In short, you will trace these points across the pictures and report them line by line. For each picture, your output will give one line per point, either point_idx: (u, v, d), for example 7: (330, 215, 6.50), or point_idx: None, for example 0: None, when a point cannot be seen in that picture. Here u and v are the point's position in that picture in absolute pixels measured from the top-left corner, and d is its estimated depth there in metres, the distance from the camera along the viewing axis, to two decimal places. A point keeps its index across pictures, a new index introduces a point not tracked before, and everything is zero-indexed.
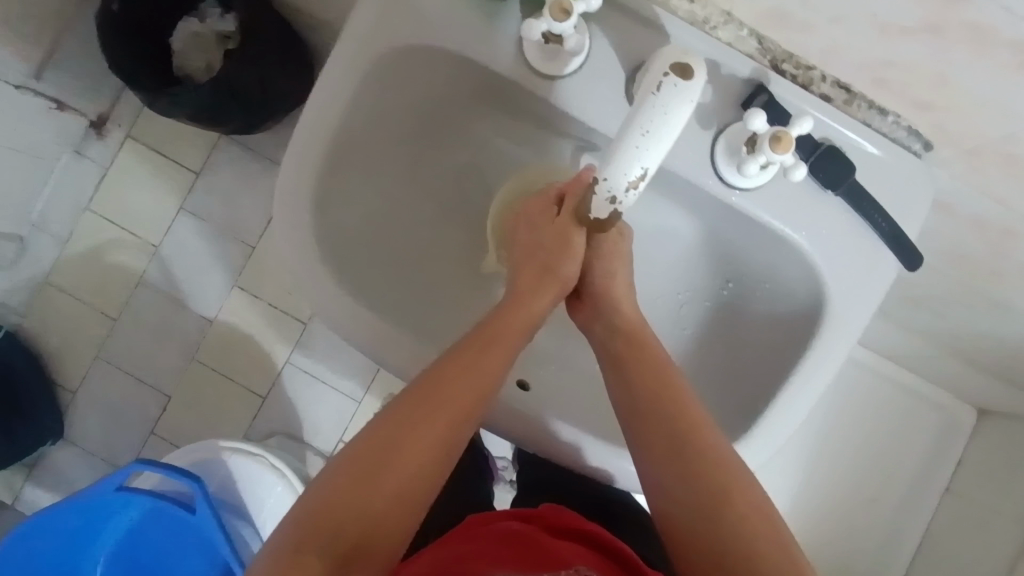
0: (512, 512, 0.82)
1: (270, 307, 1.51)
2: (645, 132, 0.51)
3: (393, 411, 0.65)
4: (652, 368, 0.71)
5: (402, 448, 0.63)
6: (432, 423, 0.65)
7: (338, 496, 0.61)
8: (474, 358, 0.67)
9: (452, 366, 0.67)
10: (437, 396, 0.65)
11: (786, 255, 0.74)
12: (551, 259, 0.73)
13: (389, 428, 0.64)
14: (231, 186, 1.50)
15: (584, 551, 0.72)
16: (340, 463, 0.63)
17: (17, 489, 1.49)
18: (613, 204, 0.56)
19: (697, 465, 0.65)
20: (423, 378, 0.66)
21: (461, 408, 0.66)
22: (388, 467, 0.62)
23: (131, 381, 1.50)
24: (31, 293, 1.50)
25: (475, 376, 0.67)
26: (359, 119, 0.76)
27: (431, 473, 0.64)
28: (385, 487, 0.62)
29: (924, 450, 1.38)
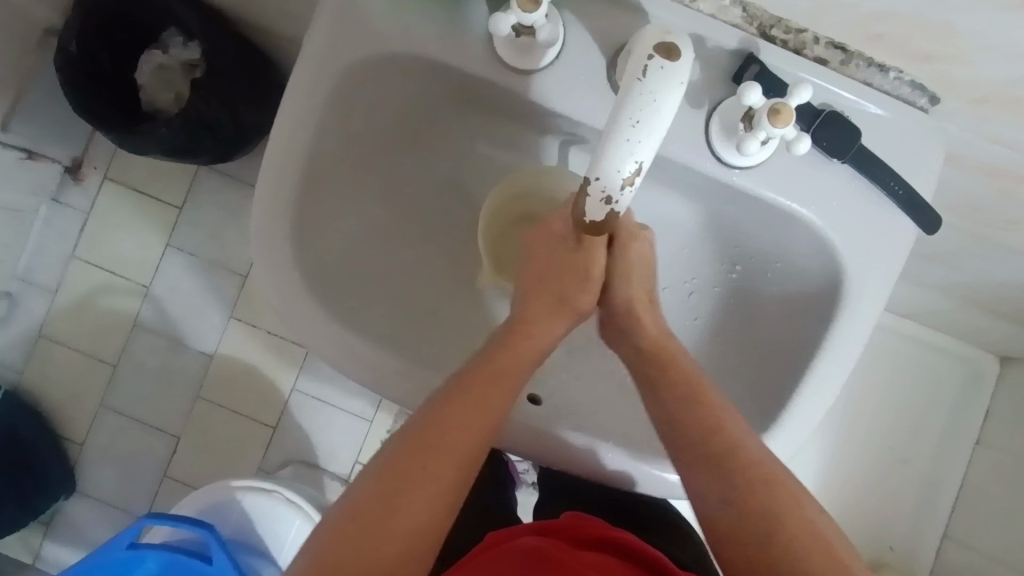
0: (533, 526, 0.78)
1: (269, 336, 1.48)
2: (635, 122, 0.47)
3: (394, 455, 0.63)
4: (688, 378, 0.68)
5: (395, 503, 0.60)
6: (442, 464, 0.62)
7: (345, 544, 0.59)
8: (475, 395, 0.64)
9: (460, 401, 0.64)
10: (438, 436, 0.63)
11: (795, 232, 0.70)
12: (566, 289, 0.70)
13: (390, 472, 0.62)
14: (216, 217, 1.47)
15: (614, 563, 0.68)
16: (337, 519, 0.61)
17: (36, 547, 1.46)
18: (609, 204, 0.51)
19: (725, 459, 0.64)
20: (422, 418, 0.64)
21: (456, 454, 0.63)
22: (381, 523, 0.60)
23: (137, 426, 1.46)
24: (27, 349, 1.47)
25: (466, 421, 0.64)
26: (329, 140, 0.72)
27: (429, 526, 0.61)
28: (382, 546, 0.59)
29: (949, 405, 1.34)
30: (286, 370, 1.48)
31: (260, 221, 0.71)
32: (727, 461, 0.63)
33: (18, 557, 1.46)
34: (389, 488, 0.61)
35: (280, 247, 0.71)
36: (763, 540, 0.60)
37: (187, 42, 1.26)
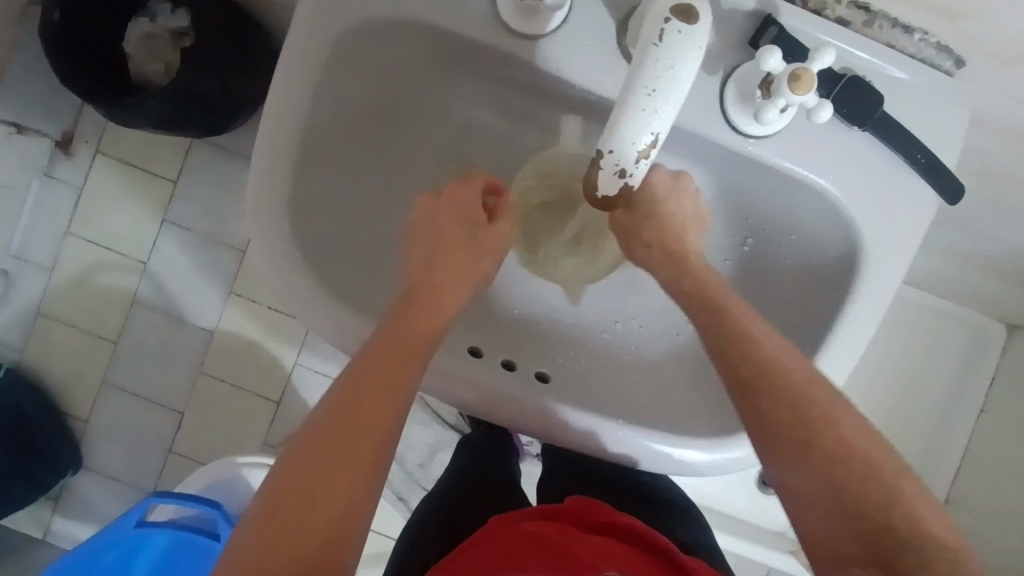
0: (541, 509, 0.77)
1: (269, 310, 1.46)
2: (651, 91, 0.44)
3: (310, 428, 0.57)
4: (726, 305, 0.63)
5: (316, 489, 0.54)
6: (361, 426, 0.57)
7: (264, 535, 0.52)
8: (391, 350, 0.61)
9: (376, 359, 0.60)
10: (356, 398, 0.58)
11: (810, 202, 0.68)
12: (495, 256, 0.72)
13: (309, 447, 0.56)
14: (211, 191, 1.44)
15: (621, 549, 0.67)
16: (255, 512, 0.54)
17: (45, 522, 1.47)
18: (622, 178, 0.50)
19: (765, 389, 0.58)
20: (337, 386, 0.59)
21: (380, 414, 0.58)
22: (300, 516, 0.52)
23: (141, 402, 1.46)
24: (26, 327, 1.45)
25: (385, 394, 0.59)
26: (324, 112, 0.69)
27: (358, 493, 0.55)
28: (304, 539, 0.52)
29: (956, 372, 1.32)
30: (287, 344, 1.47)
31: (256, 197, 0.68)
32: (766, 392, 0.58)
33: (28, 532, 1.47)
34: (309, 474, 0.54)
35: (276, 222, 0.68)
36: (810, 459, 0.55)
37: (175, 9, 1.22)
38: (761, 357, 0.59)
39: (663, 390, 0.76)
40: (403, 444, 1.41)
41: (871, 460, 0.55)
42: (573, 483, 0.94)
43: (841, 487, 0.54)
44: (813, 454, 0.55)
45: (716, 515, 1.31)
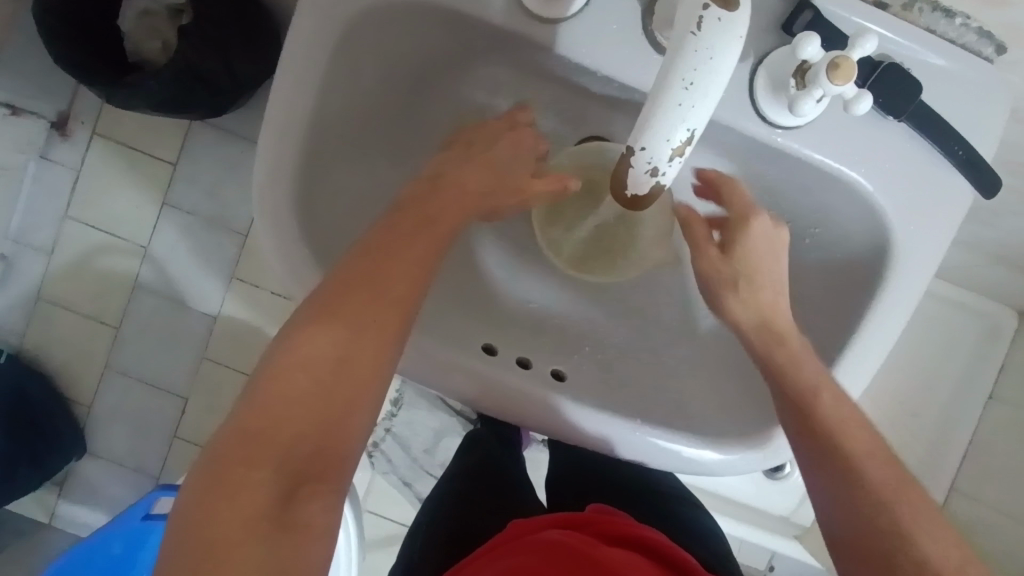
0: (555, 519, 0.76)
1: (272, 296, 1.44)
2: (688, 84, 0.42)
3: (323, 307, 0.57)
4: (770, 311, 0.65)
5: (344, 353, 0.55)
6: (375, 312, 0.57)
7: (277, 400, 0.52)
8: (405, 243, 0.60)
9: (390, 250, 0.60)
10: (371, 284, 0.58)
11: (839, 196, 0.66)
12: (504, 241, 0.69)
13: (323, 323, 0.56)
14: (211, 174, 1.41)
15: (644, 563, 0.66)
16: (262, 378, 0.54)
17: (51, 507, 1.47)
18: (654, 177, 0.48)
19: (785, 386, 0.62)
20: (350, 267, 0.59)
21: (395, 301, 0.58)
22: (327, 372, 0.54)
23: (144, 387, 1.45)
24: (26, 311, 1.43)
25: (408, 280, 0.59)
26: (333, 95, 0.67)
27: (371, 377, 0.56)
28: (330, 394, 0.53)
29: (968, 362, 1.30)
30: None
31: (262, 186, 0.65)
32: (789, 390, 0.61)
33: (34, 516, 1.46)
34: (335, 336, 0.55)
35: (284, 212, 0.66)
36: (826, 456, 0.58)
37: None
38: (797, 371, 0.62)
39: (679, 385, 0.75)
40: (409, 431, 1.40)
41: (891, 482, 0.55)
42: (582, 479, 0.93)
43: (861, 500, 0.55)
44: (826, 445, 0.58)
45: (719, 500, 1.31)
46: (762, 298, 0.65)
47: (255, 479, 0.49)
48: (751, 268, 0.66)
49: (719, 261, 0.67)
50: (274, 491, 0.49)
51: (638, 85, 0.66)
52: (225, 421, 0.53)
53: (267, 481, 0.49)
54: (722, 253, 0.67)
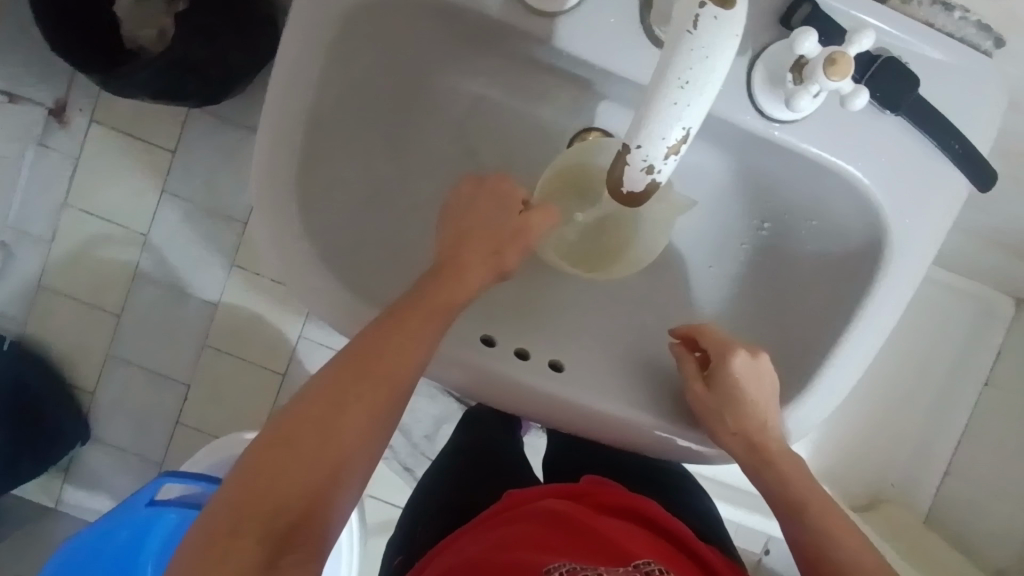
0: (551, 488, 0.77)
1: (272, 283, 1.45)
2: (683, 84, 0.43)
3: (327, 381, 0.60)
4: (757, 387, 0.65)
5: (330, 430, 0.58)
6: (372, 392, 0.60)
7: (272, 469, 0.56)
8: (408, 321, 0.62)
9: (391, 328, 0.62)
10: (371, 363, 0.61)
11: (835, 188, 0.66)
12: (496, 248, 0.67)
13: (325, 397, 0.59)
14: (209, 162, 1.41)
15: (637, 531, 0.68)
16: (261, 444, 0.58)
17: (57, 493, 1.48)
18: (650, 174, 0.49)
19: (767, 464, 0.65)
20: (354, 343, 0.62)
21: (392, 378, 0.61)
22: (310, 451, 0.57)
23: (146, 375, 1.46)
24: (28, 300, 1.44)
25: (398, 357, 0.61)
26: (330, 86, 0.67)
27: (361, 452, 0.59)
28: (311, 472, 0.57)
29: (963, 347, 1.30)
30: (291, 318, 1.46)
31: (260, 178, 0.66)
32: (767, 464, 0.65)
33: (40, 501, 1.48)
34: (318, 415, 0.58)
35: (283, 205, 0.66)
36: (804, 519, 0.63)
37: None
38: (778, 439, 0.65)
39: None
40: (410, 417, 1.41)
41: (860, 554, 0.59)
42: (580, 462, 0.94)
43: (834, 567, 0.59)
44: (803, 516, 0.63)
45: (717, 485, 1.32)
46: (740, 426, 0.65)
47: (242, 545, 0.53)
48: (737, 398, 0.65)
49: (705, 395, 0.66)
50: (253, 565, 0.52)
51: (636, 77, 0.66)
52: (215, 496, 0.57)
53: (247, 559, 0.52)
54: (707, 387, 0.67)
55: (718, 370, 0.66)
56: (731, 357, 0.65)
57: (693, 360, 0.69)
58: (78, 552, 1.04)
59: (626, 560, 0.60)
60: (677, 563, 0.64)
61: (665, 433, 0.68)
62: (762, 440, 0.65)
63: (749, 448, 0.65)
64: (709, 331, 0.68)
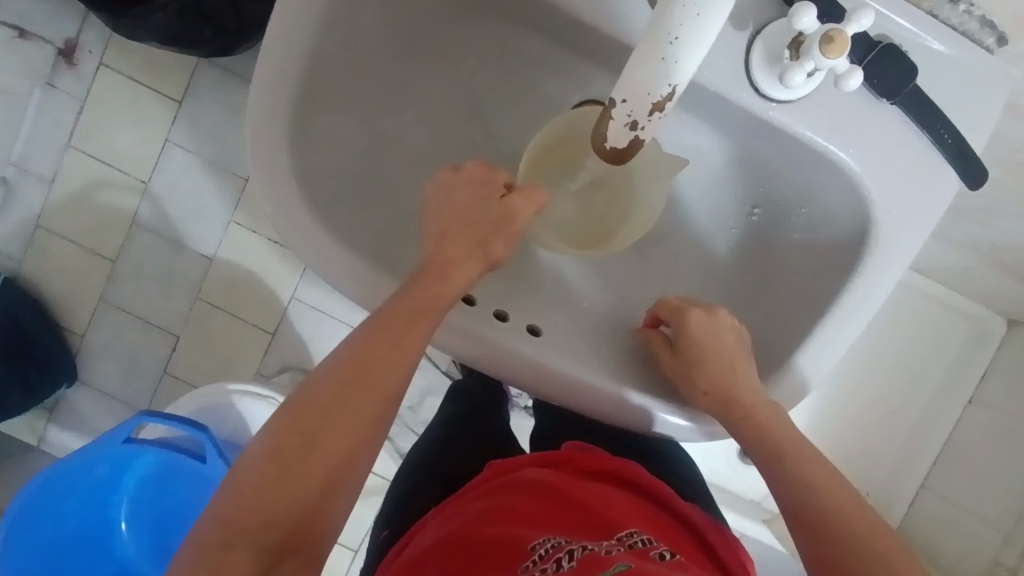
0: (536, 457, 0.76)
1: (268, 242, 1.45)
2: (673, 39, 0.47)
3: (316, 393, 0.61)
4: (725, 365, 0.66)
5: (318, 441, 0.59)
6: (361, 401, 0.61)
7: (264, 484, 0.57)
8: (398, 330, 0.63)
9: (379, 339, 0.63)
10: (360, 374, 0.62)
11: (828, 175, 0.66)
12: (489, 233, 0.69)
13: (313, 409, 0.60)
14: (215, 115, 1.41)
15: (624, 496, 0.69)
16: (250, 460, 0.58)
17: (40, 431, 1.49)
18: (633, 130, 0.53)
19: (747, 420, 0.64)
20: (342, 355, 0.63)
21: (380, 388, 0.62)
22: (300, 464, 0.58)
23: (137, 322, 1.47)
24: (26, 239, 1.45)
25: (387, 364, 0.63)
26: (333, 36, 0.67)
27: (351, 461, 0.60)
28: (302, 487, 0.57)
29: (951, 362, 1.30)
30: (284, 279, 1.46)
31: (255, 120, 0.66)
32: (746, 422, 0.64)
33: (24, 439, 1.49)
34: (307, 429, 0.59)
35: (276, 150, 0.66)
36: (785, 468, 0.63)
37: None
38: (760, 403, 0.65)
39: None
40: None
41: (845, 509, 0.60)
42: (560, 435, 0.94)
43: (822, 523, 0.59)
44: (785, 469, 0.63)
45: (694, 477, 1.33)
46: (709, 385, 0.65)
47: (235, 558, 0.53)
48: (708, 359, 0.66)
49: (672, 360, 0.68)
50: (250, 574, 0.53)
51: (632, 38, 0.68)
52: (205, 512, 0.57)
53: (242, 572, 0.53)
54: (676, 354, 0.69)
55: (679, 334, 0.68)
56: (686, 317, 0.68)
57: (661, 335, 0.71)
58: (56, 485, 1.04)
59: (611, 531, 0.61)
60: (662, 528, 0.65)
61: (662, 413, 0.67)
62: (737, 395, 0.65)
63: (725, 407, 0.65)
64: (665, 304, 0.71)
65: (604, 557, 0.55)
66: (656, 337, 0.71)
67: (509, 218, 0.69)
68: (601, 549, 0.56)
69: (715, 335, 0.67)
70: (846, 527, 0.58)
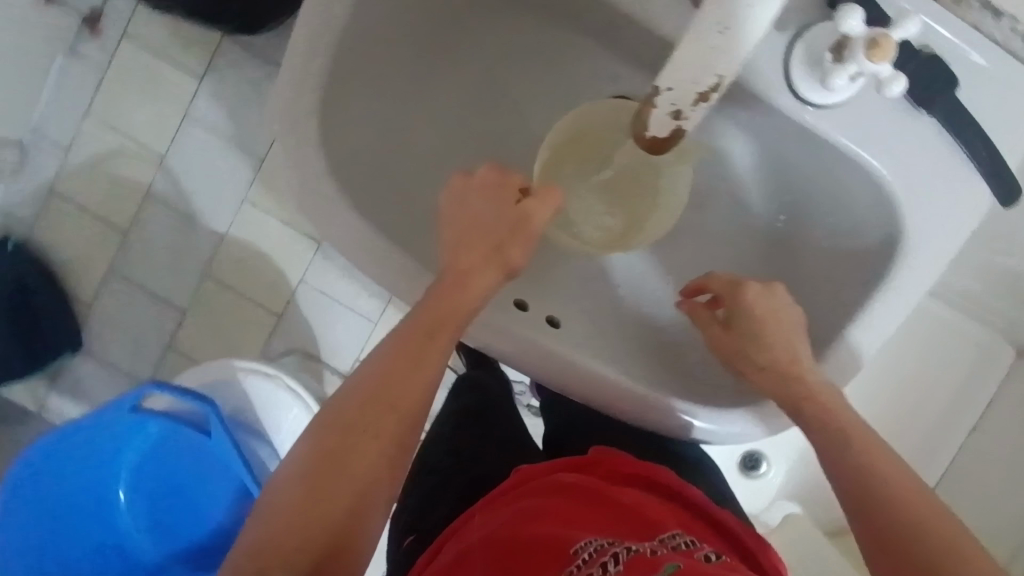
0: (563, 463, 0.75)
1: (280, 224, 1.44)
2: (722, 29, 0.46)
3: (341, 414, 0.62)
4: (786, 345, 0.65)
5: (345, 461, 0.59)
6: (386, 418, 0.62)
7: (294, 508, 0.57)
8: (419, 345, 0.63)
9: (399, 353, 0.63)
10: (383, 391, 0.62)
11: (859, 183, 0.66)
12: (505, 239, 0.67)
13: (339, 430, 0.61)
14: (236, 94, 1.40)
15: (659, 504, 0.67)
16: (280, 487, 0.59)
17: (40, 398, 1.49)
18: (676, 119, 0.55)
19: (807, 401, 0.63)
20: (364, 374, 0.63)
21: (404, 403, 0.62)
22: (329, 487, 0.58)
23: (145, 295, 1.46)
24: (39, 205, 1.45)
25: (410, 379, 0.63)
26: (366, 17, 0.67)
27: (380, 479, 0.60)
28: (332, 507, 0.58)
29: (962, 389, 1.28)
30: (294, 261, 1.46)
31: (284, 96, 0.66)
32: (807, 401, 0.63)
33: (23, 404, 1.49)
34: (335, 449, 0.60)
35: (302, 128, 0.66)
36: (847, 452, 0.62)
37: None
38: (811, 391, 0.64)
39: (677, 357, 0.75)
40: None
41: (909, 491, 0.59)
42: (569, 435, 0.93)
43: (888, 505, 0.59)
44: (846, 451, 0.62)
45: None
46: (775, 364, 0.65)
47: None
48: (760, 335, 0.65)
49: (724, 337, 0.68)
50: None
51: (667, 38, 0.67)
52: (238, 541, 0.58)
53: None
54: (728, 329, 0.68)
55: (735, 312, 0.67)
56: (743, 292, 0.67)
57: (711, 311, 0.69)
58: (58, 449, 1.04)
59: (653, 534, 0.60)
60: (702, 534, 0.64)
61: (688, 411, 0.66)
62: (795, 375, 0.64)
63: (783, 384, 0.64)
64: (717, 278, 0.70)
65: (651, 558, 0.53)
66: (707, 310, 0.70)
67: (525, 223, 0.67)
68: (646, 550, 0.55)
69: (774, 308, 0.66)
70: (904, 515, 0.58)
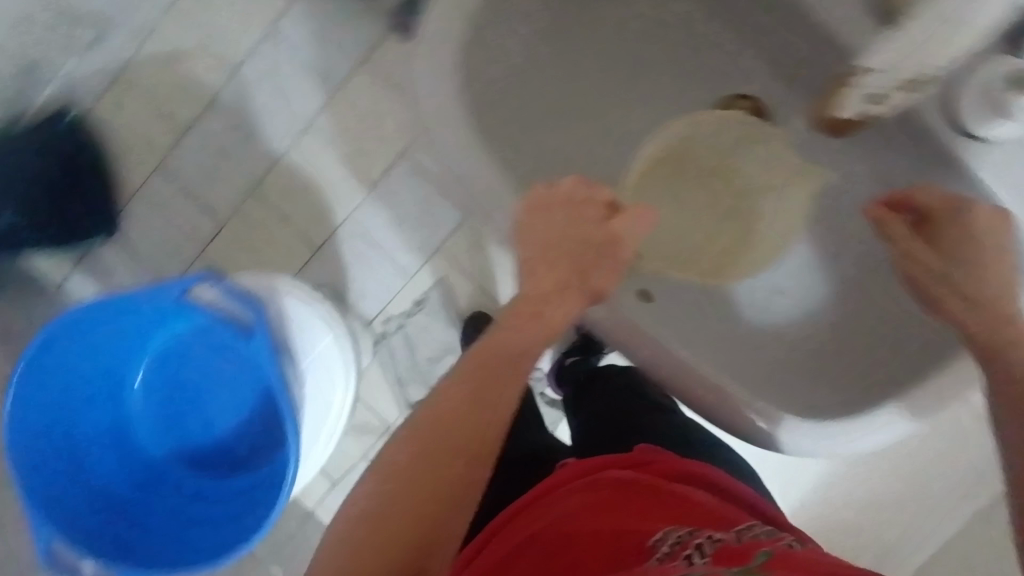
0: (610, 457, 0.73)
1: (336, 157, 1.37)
2: (945, 22, 0.51)
3: (410, 444, 0.61)
4: (995, 275, 0.64)
5: (416, 495, 0.58)
6: (456, 447, 0.61)
7: (363, 545, 0.55)
8: (486, 373, 0.66)
9: (467, 381, 0.65)
10: (452, 418, 0.62)
11: (998, 216, 0.64)
12: (587, 263, 0.72)
13: (410, 463, 0.60)
14: (324, 14, 1.35)
15: (721, 499, 0.67)
16: (347, 531, 0.57)
17: (66, 273, 1.48)
18: (868, 103, 0.65)
19: (1012, 346, 0.62)
20: (430, 401, 0.65)
21: (478, 432, 0.62)
22: (399, 522, 0.56)
23: (190, 196, 1.45)
24: (109, 84, 1.44)
25: (481, 409, 0.63)
26: None
27: (452, 515, 0.58)
28: (401, 546, 0.55)
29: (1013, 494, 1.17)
30: (341, 200, 1.39)
31: None
32: (1009, 350, 0.62)
33: (48, 275, 1.49)
34: (405, 483, 0.59)
35: None
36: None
37: None
38: (995, 348, 0.63)
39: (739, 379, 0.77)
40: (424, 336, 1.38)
41: None
42: None
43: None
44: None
45: None
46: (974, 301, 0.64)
47: None
48: (982, 283, 0.64)
49: (926, 255, 0.66)
50: None
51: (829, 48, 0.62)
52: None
53: None
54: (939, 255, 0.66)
55: (947, 237, 0.66)
56: (972, 213, 0.64)
57: (903, 223, 0.67)
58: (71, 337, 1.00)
59: (728, 526, 0.58)
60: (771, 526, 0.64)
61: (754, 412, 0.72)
62: (997, 329, 0.63)
63: (991, 326, 0.63)
64: (929, 194, 0.67)
65: (739, 549, 0.52)
66: (911, 227, 0.68)
67: (613, 241, 0.72)
68: (730, 540, 0.54)
69: (990, 225, 0.64)
70: None
